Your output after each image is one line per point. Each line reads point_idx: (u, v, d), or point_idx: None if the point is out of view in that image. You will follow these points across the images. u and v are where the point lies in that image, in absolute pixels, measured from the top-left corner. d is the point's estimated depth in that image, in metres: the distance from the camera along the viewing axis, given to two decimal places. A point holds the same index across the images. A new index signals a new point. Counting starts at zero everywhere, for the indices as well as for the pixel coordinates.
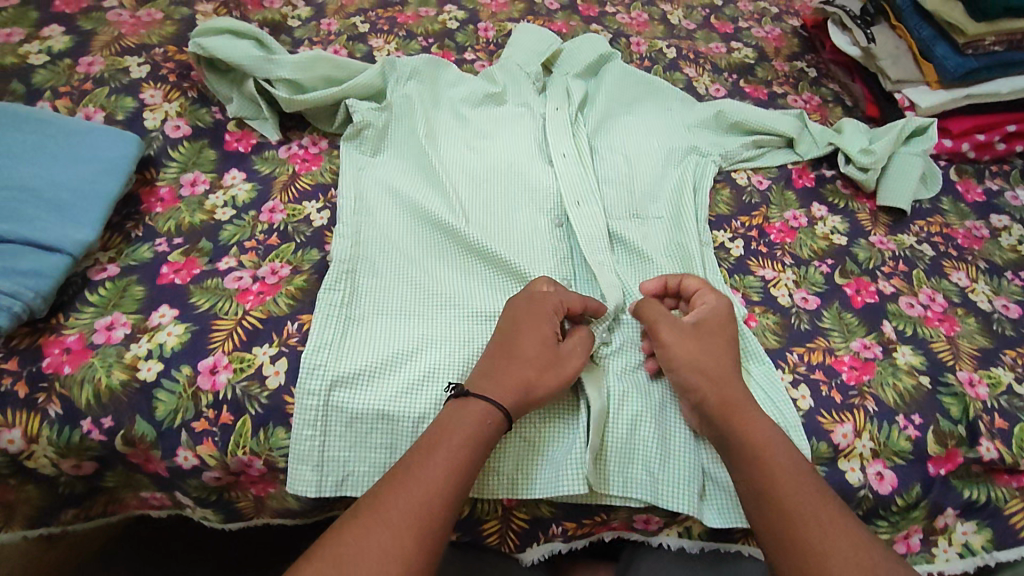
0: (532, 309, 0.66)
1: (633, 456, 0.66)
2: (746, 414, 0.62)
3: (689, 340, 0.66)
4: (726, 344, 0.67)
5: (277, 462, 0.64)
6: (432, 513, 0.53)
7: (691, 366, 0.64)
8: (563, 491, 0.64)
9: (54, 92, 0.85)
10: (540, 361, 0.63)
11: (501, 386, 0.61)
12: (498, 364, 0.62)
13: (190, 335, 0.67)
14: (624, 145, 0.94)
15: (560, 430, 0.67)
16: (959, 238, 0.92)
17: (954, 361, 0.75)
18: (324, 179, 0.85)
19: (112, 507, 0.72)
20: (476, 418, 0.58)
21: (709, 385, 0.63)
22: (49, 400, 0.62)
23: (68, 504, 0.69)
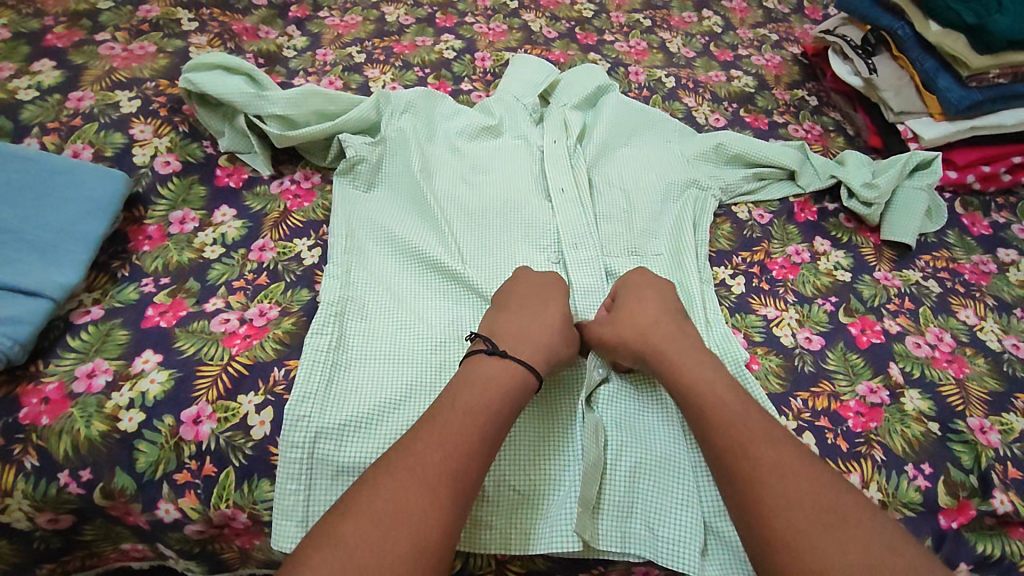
0: (541, 289, 0.72)
1: (630, 509, 0.64)
2: (680, 367, 0.64)
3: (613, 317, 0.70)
4: (653, 308, 0.70)
5: (262, 515, 0.61)
6: (451, 499, 0.52)
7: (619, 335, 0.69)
8: (557, 547, 0.61)
9: (43, 128, 0.85)
10: (564, 332, 0.68)
11: (532, 346, 0.65)
12: (529, 328, 0.67)
13: (173, 383, 0.64)
14: (623, 178, 0.93)
15: (554, 482, 0.65)
16: (966, 273, 0.90)
17: (964, 406, 0.73)
18: (316, 216, 0.84)
19: (91, 559, 0.70)
20: (514, 373, 0.61)
21: (636, 345, 0.67)
22: (25, 452, 0.60)
23: (45, 556, 0.67)
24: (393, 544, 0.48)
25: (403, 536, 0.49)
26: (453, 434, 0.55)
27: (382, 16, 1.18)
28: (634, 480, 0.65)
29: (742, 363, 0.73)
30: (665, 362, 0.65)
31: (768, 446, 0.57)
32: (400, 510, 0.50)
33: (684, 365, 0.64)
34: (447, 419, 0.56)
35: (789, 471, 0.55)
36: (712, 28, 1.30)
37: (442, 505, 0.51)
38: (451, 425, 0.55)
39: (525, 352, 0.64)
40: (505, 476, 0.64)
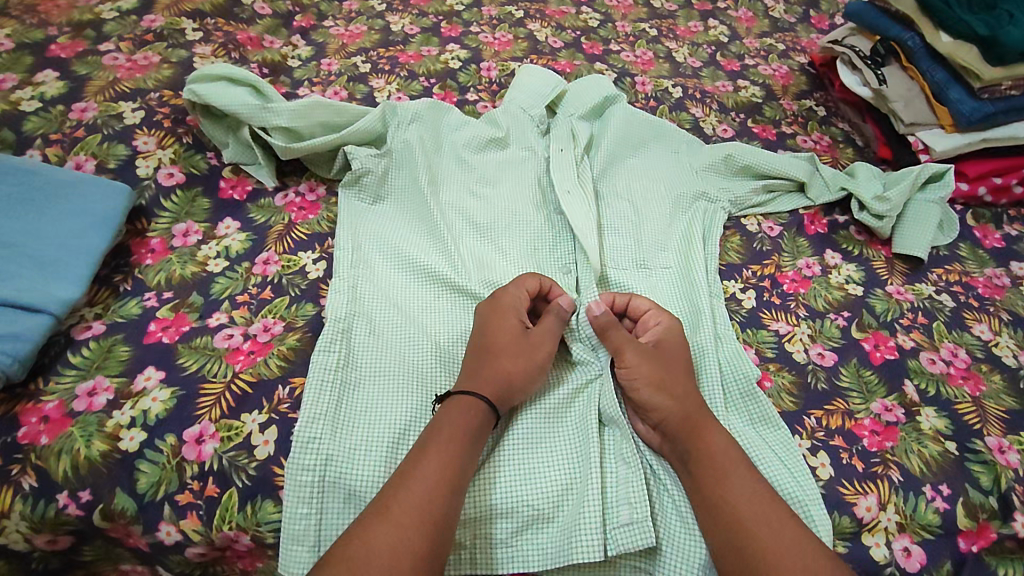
0: (499, 310, 0.69)
1: None
2: (712, 433, 0.63)
3: (651, 363, 0.66)
4: (684, 366, 0.68)
5: (266, 537, 0.60)
6: (428, 543, 0.52)
7: (656, 387, 0.65)
8: (569, 559, 0.60)
9: (46, 140, 0.84)
10: (515, 352, 0.66)
11: (484, 381, 0.64)
12: (478, 364, 0.65)
13: (176, 401, 0.63)
14: (630, 190, 0.92)
15: (561, 494, 0.63)
16: (979, 287, 0.89)
17: (981, 424, 0.72)
18: (321, 229, 0.83)
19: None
20: (462, 412, 0.61)
21: (672, 404, 0.64)
22: (24, 472, 0.59)
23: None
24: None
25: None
26: (432, 476, 0.56)
27: (387, 26, 1.18)
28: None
29: (753, 380, 0.71)
30: (702, 427, 0.63)
31: (770, 516, 0.57)
32: (373, 551, 0.51)
33: (715, 431, 0.63)
34: (428, 456, 0.57)
35: (790, 540, 0.56)
36: (718, 38, 1.29)
37: (417, 548, 0.52)
38: (430, 469, 0.56)
39: (478, 389, 0.63)
40: (512, 485, 0.62)
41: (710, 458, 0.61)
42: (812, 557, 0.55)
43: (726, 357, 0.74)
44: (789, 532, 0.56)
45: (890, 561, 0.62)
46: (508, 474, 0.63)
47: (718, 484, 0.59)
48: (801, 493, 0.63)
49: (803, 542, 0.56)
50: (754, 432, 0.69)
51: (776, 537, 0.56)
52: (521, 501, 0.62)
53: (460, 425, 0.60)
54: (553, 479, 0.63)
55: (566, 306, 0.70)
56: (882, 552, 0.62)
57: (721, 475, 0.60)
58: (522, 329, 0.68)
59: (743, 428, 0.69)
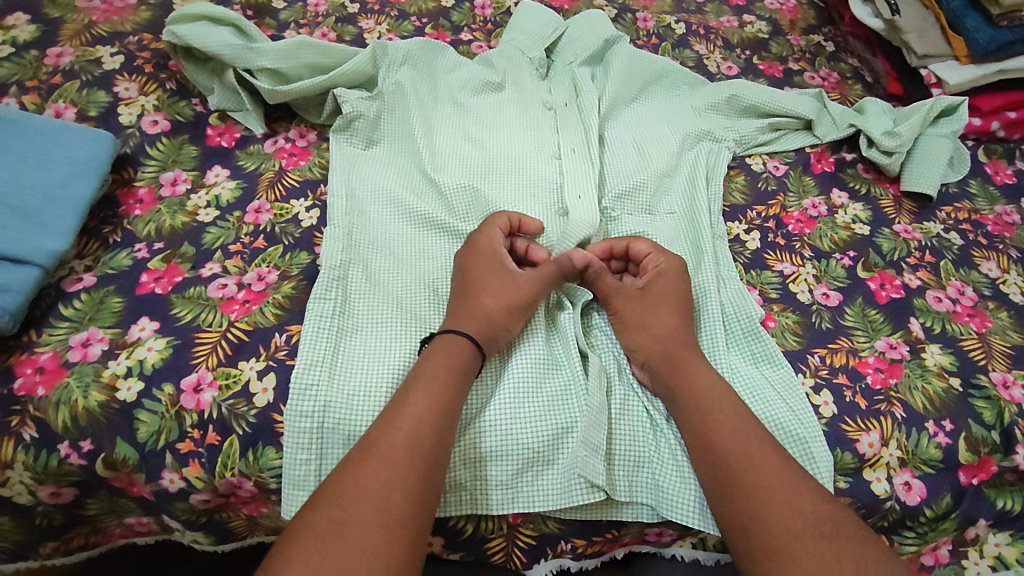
0: (481, 253, 0.68)
1: (642, 462, 0.63)
2: (696, 368, 0.63)
3: (641, 308, 0.67)
4: (675, 305, 0.67)
5: (269, 483, 0.60)
6: (420, 481, 0.53)
7: (641, 330, 0.66)
8: (577, 501, 0.61)
9: (22, 87, 0.81)
10: (499, 292, 0.65)
11: (468, 320, 0.63)
12: (464, 304, 0.65)
13: (171, 350, 0.62)
14: (633, 134, 0.89)
15: (558, 436, 0.62)
16: (988, 225, 0.87)
17: (986, 360, 0.71)
18: (313, 175, 0.80)
19: (94, 537, 0.68)
20: (448, 351, 0.60)
21: (656, 344, 0.65)
22: (23, 424, 0.58)
23: (46, 536, 0.65)
24: (361, 521, 0.50)
25: (371, 513, 0.50)
26: (419, 412, 0.56)
27: None
28: (637, 430, 0.64)
29: (756, 321, 0.71)
30: (689, 362, 0.63)
31: (755, 452, 0.57)
32: (364, 488, 0.51)
33: (699, 365, 0.63)
34: (415, 394, 0.57)
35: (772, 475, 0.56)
36: None
37: (410, 485, 0.52)
38: (417, 404, 0.56)
39: (462, 327, 0.63)
40: (510, 427, 0.62)
41: (697, 398, 0.61)
42: (796, 492, 0.55)
43: (728, 298, 0.73)
44: (771, 464, 0.56)
45: (890, 495, 0.63)
46: (506, 415, 0.62)
47: (703, 425, 0.59)
48: (804, 431, 0.63)
49: (790, 476, 0.56)
50: (757, 372, 0.68)
51: (763, 471, 0.56)
52: (517, 442, 0.61)
53: (447, 362, 0.59)
54: (551, 420, 0.63)
55: (571, 256, 0.69)
56: (882, 486, 0.63)
57: (714, 417, 0.59)
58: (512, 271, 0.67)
59: (745, 368, 0.68)
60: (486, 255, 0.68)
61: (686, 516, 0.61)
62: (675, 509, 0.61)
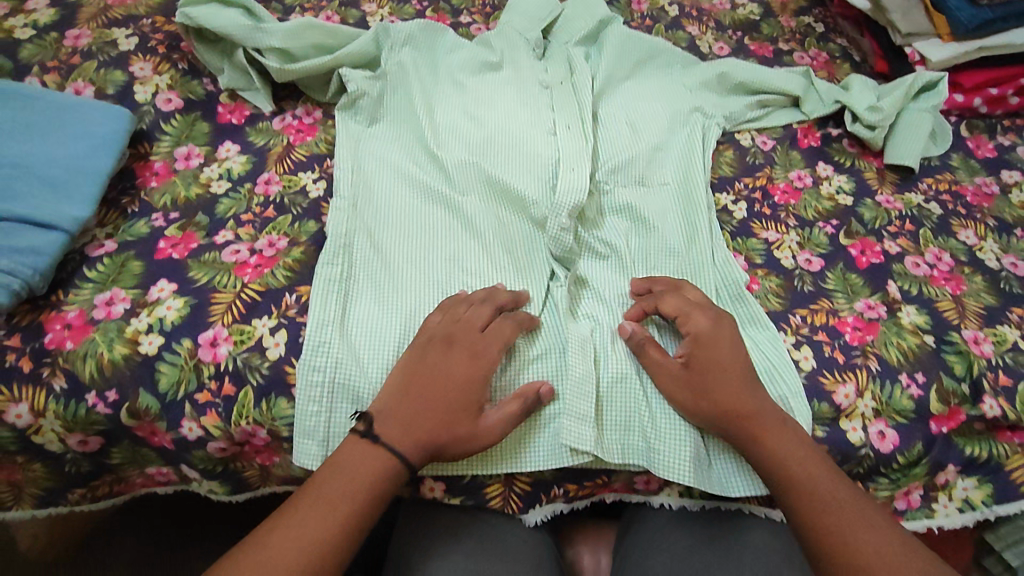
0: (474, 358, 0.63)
1: (630, 424, 0.67)
2: (776, 437, 0.61)
3: (687, 386, 0.64)
4: (737, 373, 0.64)
5: (281, 431, 0.64)
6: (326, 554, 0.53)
7: (699, 399, 0.63)
8: (564, 462, 0.65)
9: (43, 67, 0.85)
10: (460, 409, 0.60)
11: (411, 434, 0.59)
12: (414, 406, 0.60)
13: (189, 309, 0.67)
14: (626, 111, 0.92)
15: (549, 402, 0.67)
16: (968, 195, 0.90)
17: (959, 320, 0.75)
18: (319, 150, 0.84)
19: (118, 486, 0.73)
20: (368, 460, 0.57)
21: (729, 423, 0.62)
22: (53, 375, 0.63)
23: (76, 482, 0.70)
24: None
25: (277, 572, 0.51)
26: (341, 484, 0.56)
27: None
28: (627, 398, 0.67)
29: (742, 285, 0.74)
30: (768, 435, 0.61)
31: (850, 511, 0.57)
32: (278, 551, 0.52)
33: (780, 435, 0.61)
34: (347, 465, 0.57)
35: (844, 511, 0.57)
36: None
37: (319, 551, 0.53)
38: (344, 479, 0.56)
39: (395, 440, 0.58)
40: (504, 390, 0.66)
41: (782, 469, 0.59)
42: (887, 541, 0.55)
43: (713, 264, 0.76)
44: (846, 500, 0.57)
45: (865, 443, 0.66)
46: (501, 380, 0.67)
47: (795, 494, 0.58)
48: (785, 386, 0.67)
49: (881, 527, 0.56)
50: (743, 333, 0.72)
51: (857, 524, 0.56)
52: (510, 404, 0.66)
53: (377, 464, 0.58)
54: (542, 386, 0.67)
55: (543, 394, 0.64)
56: (858, 435, 0.66)
57: (805, 485, 0.58)
58: (480, 406, 0.62)
59: None
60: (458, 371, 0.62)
61: (676, 471, 0.65)
62: (664, 468, 0.65)
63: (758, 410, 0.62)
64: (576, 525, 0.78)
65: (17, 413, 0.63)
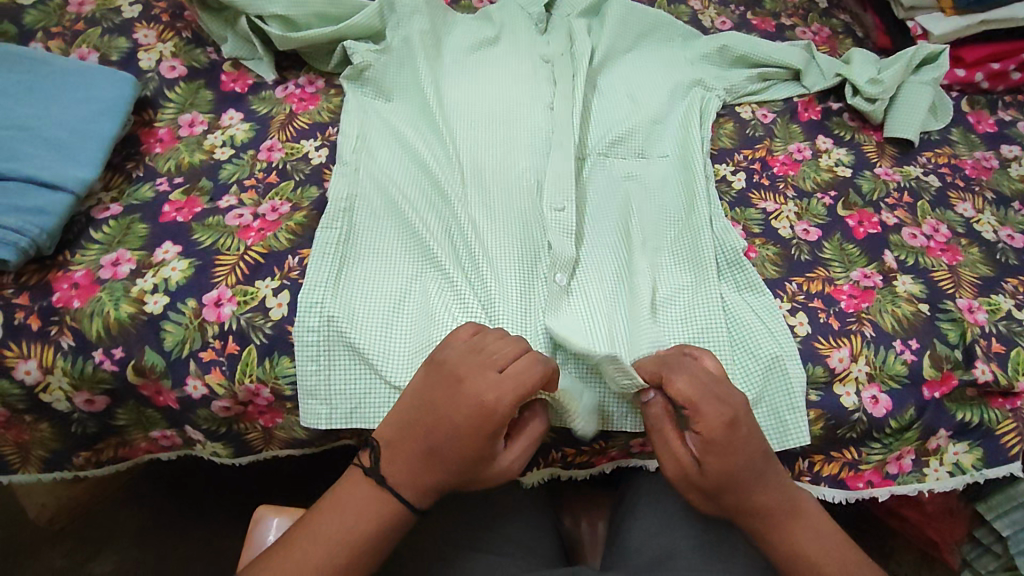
0: (477, 422, 0.54)
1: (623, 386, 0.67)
2: (794, 530, 0.58)
3: (696, 489, 0.58)
4: (752, 473, 0.56)
5: (285, 390, 0.65)
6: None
7: (709, 502, 0.58)
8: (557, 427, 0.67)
9: (48, 33, 0.86)
10: (465, 467, 0.55)
11: (414, 483, 0.56)
12: (422, 459, 0.56)
13: (194, 270, 0.68)
14: (627, 83, 0.93)
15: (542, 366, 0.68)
16: (967, 168, 0.91)
17: (954, 289, 0.75)
18: (322, 118, 0.85)
19: (123, 450, 0.74)
20: (370, 502, 0.56)
21: (740, 518, 0.58)
22: (61, 332, 0.64)
23: (80, 446, 0.71)
24: None
25: None
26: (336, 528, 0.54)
27: None
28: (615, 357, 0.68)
29: (739, 251, 0.75)
30: (782, 527, 0.58)
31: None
32: None
33: (797, 526, 0.57)
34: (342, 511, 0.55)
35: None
36: None
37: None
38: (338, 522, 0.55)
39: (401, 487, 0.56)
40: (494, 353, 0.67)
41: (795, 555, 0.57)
42: None
43: (712, 230, 0.77)
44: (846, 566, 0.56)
45: (858, 407, 0.68)
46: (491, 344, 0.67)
47: None
48: (779, 349, 0.68)
49: None
50: (739, 297, 0.73)
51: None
52: None
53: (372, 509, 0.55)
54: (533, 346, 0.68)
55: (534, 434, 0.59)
56: (851, 399, 0.68)
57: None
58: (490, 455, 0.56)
59: (729, 294, 0.72)
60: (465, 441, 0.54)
61: None
62: None
63: (781, 508, 0.57)
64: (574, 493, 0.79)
65: (25, 369, 0.64)
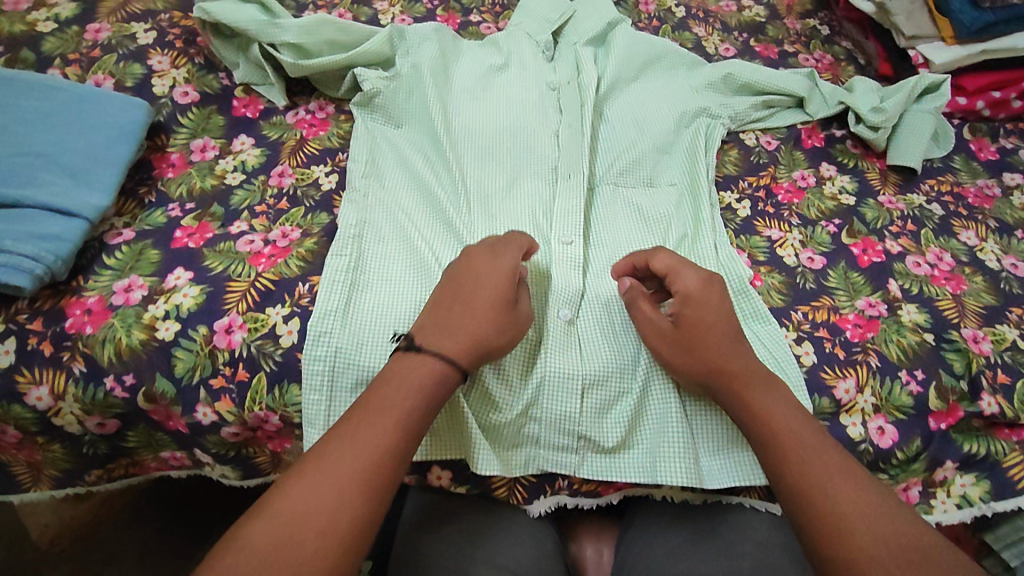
0: (493, 272, 0.65)
1: (633, 426, 0.67)
2: (756, 393, 0.61)
3: (675, 347, 0.64)
4: (718, 329, 0.64)
5: (293, 417, 0.65)
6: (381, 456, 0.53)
7: (686, 357, 0.63)
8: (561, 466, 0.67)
9: (64, 59, 0.87)
10: (493, 316, 0.62)
11: (457, 341, 0.60)
12: (453, 316, 0.62)
13: (205, 297, 0.68)
14: (633, 111, 0.94)
15: (551, 401, 0.66)
16: (970, 197, 0.92)
17: (959, 318, 0.76)
18: (332, 144, 0.86)
19: (133, 469, 0.74)
20: (422, 365, 0.58)
21: (709, 374, 0.62)
22: (73, 359, 0.64)
23: (92, 465, 0.72)
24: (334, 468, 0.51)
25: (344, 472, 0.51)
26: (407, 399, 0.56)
27: None
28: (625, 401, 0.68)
29: (746, 280, 0.75)
30: (748, 387, 0.61)
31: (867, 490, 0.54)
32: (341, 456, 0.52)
33: (761, 391, 0.61)
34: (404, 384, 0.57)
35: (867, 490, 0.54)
36: None
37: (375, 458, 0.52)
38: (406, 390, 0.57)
39: (443, 347, 0.59)
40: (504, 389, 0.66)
41: (770, 426, 0.59)
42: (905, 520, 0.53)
43: (718, 260, 0.78)
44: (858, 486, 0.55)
45: (864, 438, 0.67)
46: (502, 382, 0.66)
47: (816, 495, 0.54)
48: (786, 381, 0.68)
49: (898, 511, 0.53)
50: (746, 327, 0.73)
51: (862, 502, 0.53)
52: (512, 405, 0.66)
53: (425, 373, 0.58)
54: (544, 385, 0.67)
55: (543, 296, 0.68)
56: (857, 430, 0.68)
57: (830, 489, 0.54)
58: (513, 300, 0.65)
59: None
60: (489, 279, 0.64)
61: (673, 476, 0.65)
62: (668, 480, 0.65)
63: (751, 373, 0.62)
64: (579, 521, 0.77)
65: (37, 395, 0.64)
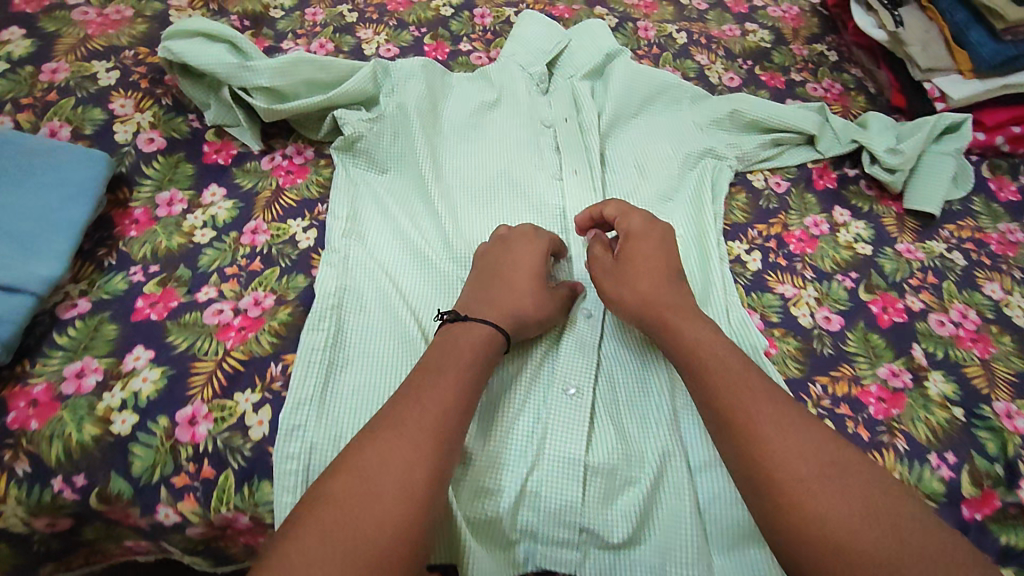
0: (528, 251, 0.70)
1: (642, 521, 0.61)
2: (685, 327, 0.62)
3: (613, 279, 0.67)
4: (658, 267, 0.66)
5: (264, 517, 0.59)
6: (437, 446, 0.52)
7: (624, 287, 0.66)
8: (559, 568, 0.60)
9: (16, 104, 0.80)
10: (532, 292, 0.66)
11: (495, 311, 0.64)
12: (494, 292, 0.66)
13: (167, 381, 0.62)
14: (634, 152, 0.88)
15: (552, 486, 0.61)
16: (993, 244, 0.86)
17: (989, 389, 0.70)
18: (310, 194, 0.80)
19: (94, 557, 0.68)
20: (472, 332, 0.61)
21: (640, 305, 0.64)
22: (17, 458, 0.58)
23: (45, 559, 0.65)
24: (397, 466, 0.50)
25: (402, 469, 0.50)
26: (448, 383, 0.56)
27: None
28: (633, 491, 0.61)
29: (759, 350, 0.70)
30: (671, 314, 0.63)
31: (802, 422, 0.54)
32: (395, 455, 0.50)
33: (689, 322, 0.62)
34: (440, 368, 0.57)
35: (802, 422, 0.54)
36: None
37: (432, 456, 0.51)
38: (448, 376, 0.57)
39: (487, 316, 0.63)
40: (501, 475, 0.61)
41: (693, 350, 0.60)
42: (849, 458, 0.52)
43: (729, 327, 0.72)
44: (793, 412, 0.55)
45: None
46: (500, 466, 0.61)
47: (741, 432, 0.54)
48: None
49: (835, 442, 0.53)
50: None
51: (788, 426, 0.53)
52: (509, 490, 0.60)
53: (455, 362, 0.58)
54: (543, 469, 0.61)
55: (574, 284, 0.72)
56: None
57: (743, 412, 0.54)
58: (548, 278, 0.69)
59: None
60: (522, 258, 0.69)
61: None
62: None
63: (675, 306, 0.64)
64: None
65: None
